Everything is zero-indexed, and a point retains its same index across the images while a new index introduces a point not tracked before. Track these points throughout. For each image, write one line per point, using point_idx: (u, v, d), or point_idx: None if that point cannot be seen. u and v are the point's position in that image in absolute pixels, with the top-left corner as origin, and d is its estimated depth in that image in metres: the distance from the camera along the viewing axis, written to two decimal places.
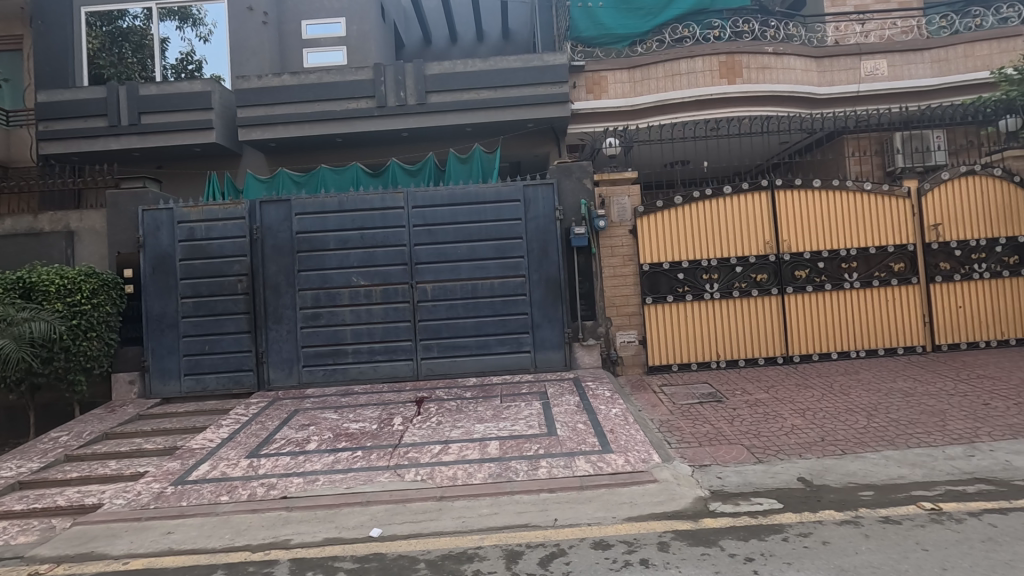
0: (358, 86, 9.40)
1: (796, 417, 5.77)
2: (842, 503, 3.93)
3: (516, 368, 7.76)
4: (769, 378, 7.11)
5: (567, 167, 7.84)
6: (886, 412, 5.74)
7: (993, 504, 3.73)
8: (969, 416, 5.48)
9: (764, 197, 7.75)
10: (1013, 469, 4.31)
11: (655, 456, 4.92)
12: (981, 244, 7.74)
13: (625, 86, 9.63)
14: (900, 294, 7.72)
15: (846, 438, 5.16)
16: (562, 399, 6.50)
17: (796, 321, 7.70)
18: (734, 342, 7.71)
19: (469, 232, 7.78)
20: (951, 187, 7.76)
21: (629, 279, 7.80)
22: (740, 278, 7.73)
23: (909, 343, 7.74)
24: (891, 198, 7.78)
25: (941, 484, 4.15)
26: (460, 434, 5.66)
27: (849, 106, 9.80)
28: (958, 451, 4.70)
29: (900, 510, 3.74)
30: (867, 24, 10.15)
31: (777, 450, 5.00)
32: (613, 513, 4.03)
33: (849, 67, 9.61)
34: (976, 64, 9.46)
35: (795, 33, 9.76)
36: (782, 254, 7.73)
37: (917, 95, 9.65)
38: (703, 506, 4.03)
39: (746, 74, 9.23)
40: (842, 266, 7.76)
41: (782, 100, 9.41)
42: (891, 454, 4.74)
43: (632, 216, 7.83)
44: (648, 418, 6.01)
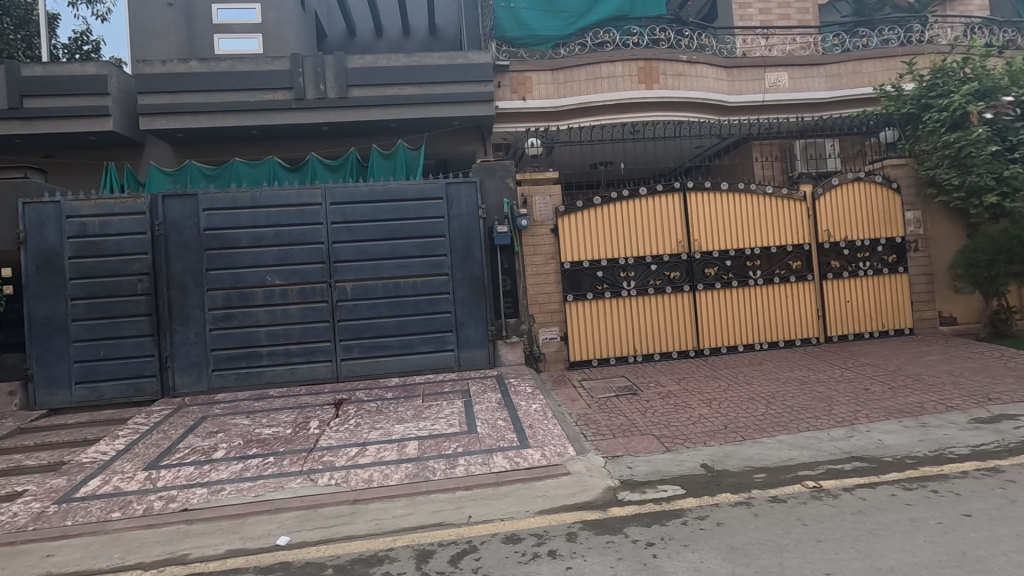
0: (274, 77, 8.97)
1: (703, 407, 6.11)
2: (738, 486, 4.21)
3: (440, 367, 7.72)
4: (681, 371, 7.49)
5: (490, 166, 7.88)
6: (782, 399, 6.21)
7: (865, 479, 4.12)
8: (852, 400, 6.02)
9: (677, 198, 8.14)
10: (884, 446, 4.78)
11: (570, 450, 5.06)
12: (866, 244, 8.51)
13: (549, 87, 9.80)
14: (796, 289, 8.35)
15: (746, 425, 5.52)
16: (484, 397, 6.55)
17: (706, 317, 8.15)
18: (650, 337, 8.05)
19: (390, 230, 7.66)
20: (841, 192, 8.50)
21: (551, 277, 7.95)
22: (655, 276, 8.09)
23: (805, 335, 8.39)
24: (789, 201, 8.40)
25: (824, 464, 4.54)
26: (379, 436, 5.56)
27: (755, 114, 10.48)
28: (840, 433, 5.16)
29: (787, 489, 4.06)
30: (771, 39, 10.91)
31: (684, 438, 5.28)
32: (527, 506, 4.11)
33: (755, 78, 10.28)
34: (863, 80, 10.36)
35: (708, 43, 10.26)
36: (693, 253, 8.15)
37: (813, 106, 10.47)
38: (612, 496, 4.19)
39: (663, 80, 9.64)
40: (747, 264, 8.28)
41: (695, 107, 9.92)
42: (784, 438, 5.13)
43: (554, 215, 7.99)
44: (566, 412, 6.16)
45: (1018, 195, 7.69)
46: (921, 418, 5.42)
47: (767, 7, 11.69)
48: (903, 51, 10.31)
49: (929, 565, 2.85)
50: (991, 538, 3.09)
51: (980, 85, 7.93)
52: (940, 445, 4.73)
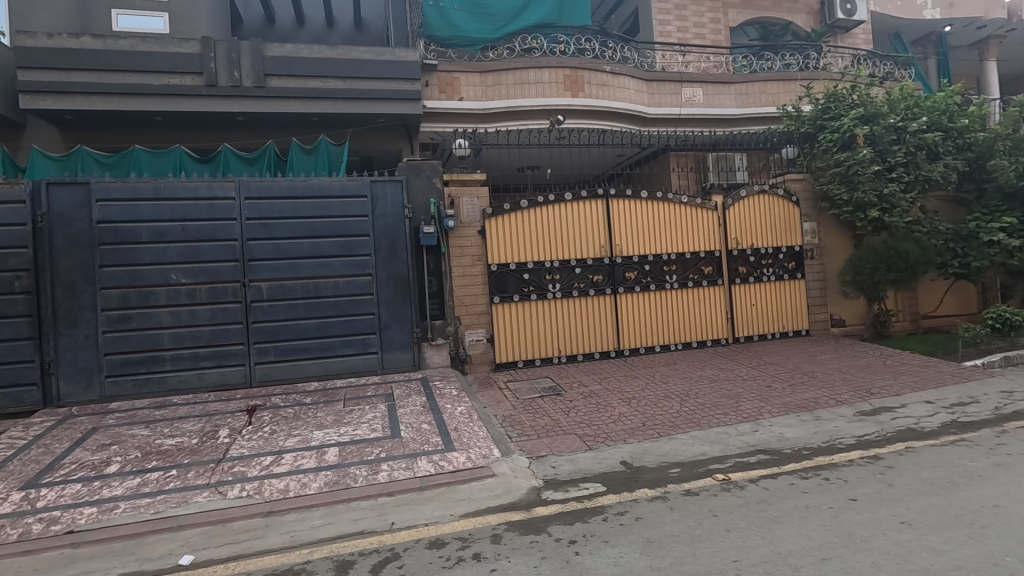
0: (182, 60, 8.32)
1: (623, 405, 6.34)
2: (655, 481, 4.40)
3: (363, 370, 7.48)
4: (603, 371, 7.72)
5: (417, 165, 7.76)
6: (695, 397, 6.57)
7: (768, 470, 4.44)
8: (756, 397, 6.48)
9: (601, 204, 8.42)
10: (784, 439, 5.18)
11: (495, 452, 5.08)
12: (769, 251, 9.19)
13: (477, 89, 9.79)
14: (708, 293, 8.87)
15: (663, 422, 5.79)
16: (408, 400, 6.42)
17: (627, 319, 8.47)
18: (574, 339, 8.25)
19: (311, 228, 7.34)
20: (748, 203, 9.14)
21: (478, 279, 7.95)
22: (579, 279, 8.29)
23: (715, 336, 8.93)
24: (702, 210, 8.92)
25: (732, 457, 4.85)
26: (296, 443, 5.30)
27: (673, 127, 11.03)
28: (746, 428, 5.53)
29: (699, 482, 4.29)
30: (687, 56, 11.56)
31: (605, 437, 5.45)
32: (451, 510, 4.07)
33: (672, 92, 10.85)
34: (768, 99, 11.21)
35: (630, 56, 10.70)
36: (615, 257, 8.45)
37: (725, 121, 11.18)
38: (536, 496, 4.25)
39: (587, 89, 9.93)
40: (664, 268, 8.69)
41: (618, 116, 10.29)
42: (697, 434, 5.43)
43: (481, 216, 8.00)
44: (492, 414, 6.18)
45: (896, 210, 8.55)
46: (815, 412, 5.92)
47: (684, 26, 12.37)
48: (801, 76, 11.27)
49: (822, 547, 3.11)
50: (873, 519, 3.42)
51: (865, 110, 8.80)
52: (831, 436, 5.19)
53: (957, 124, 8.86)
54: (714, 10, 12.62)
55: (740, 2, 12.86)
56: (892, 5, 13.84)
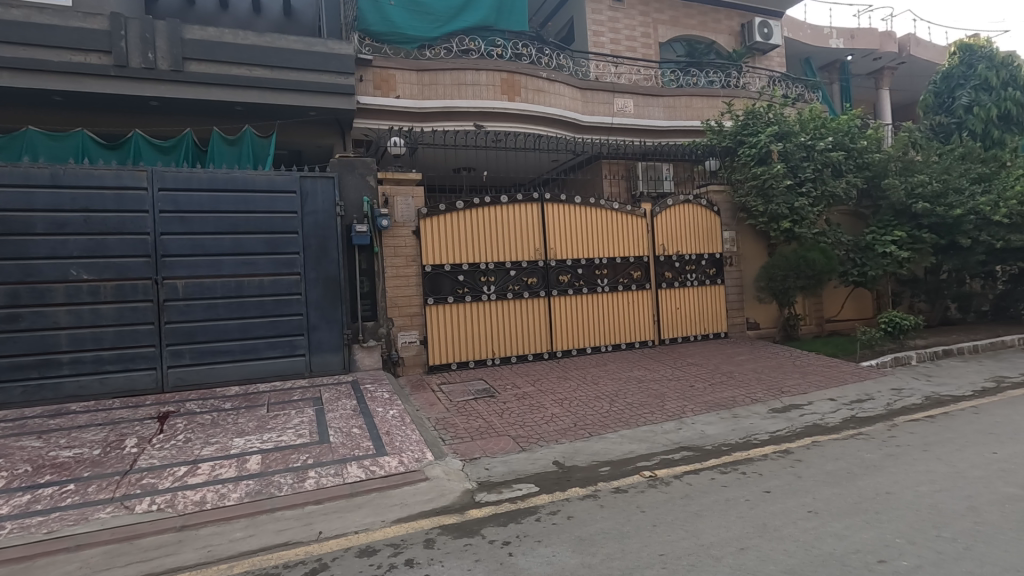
0: (88, 36, 7.61)
1: (555, 406, 6.45)
2: (587, 480, 4.51)
3: (288, 373, 7.15)
4: (536, 373, 7.82)
5: (350, 162, 7.54)
6: (624, 397, 6.79)
7: (691, 466, 4.67)
8: (680, 396, 6.80)
9: (536, 208, 8.54)
10: (706, 436, 5.46)
11: (428, 455, 5.02)
12: (692, 258, 9.67)
13: (413, 87, 9.63)
14: (636, 297, 9.21)
15: (593, 422, 5.95)
16: (337, 404, 6.21)
17: (560, 321, 8.62)
18: (508, 340, 8.30)
19: (233, 223, 6.94)
20: (674, 211, 9.60)
21: (412, 279, 7.82)
22: (513, 281, 8.35)
23: (643, 338, 9.28)
24: (631, 217, 9.25)
25: (658, 454, 5.05)
26: (214, 451, 4.99)
27: (605, 135, 11.35)
28: (671, 426, 5.80)
29: (628, 480, 4.44)
30: (619, 68, 12.02)
31: (538, 437, 5.53)
32: (382, 516, 3.98)
33: (605, 102, 11.18)
34: (693, 114, 11.80)
35: (565, 64, 10.95)
36: (549, 260, 8.59)
37: (654, 132, 11.65)
38: (470, 498, 4.23)
39: (524, 93, 10.03)
40: (596, 272, 8.93)
41: (552, 122, 10.47)
42: (625, 433, 5.62)
43: (416, 217, 7.88)
44: (425, 417, 6.10)
45: (805, 222, 9.24)
46: (733, 410, 6.29)
47: (617, 38, 12.81)
48: (723, 93, 11.96)
49: (741, 537, 3.30)
50: (784, 509, 3.67)
51: (779, 128, 9.49)
52: (747, 432, 5.53)
53: (857, 145, 9.71)
54: (645, 25, 13.15)
55: (669, 20, 13.46)
56: (803, 33, 15.01)
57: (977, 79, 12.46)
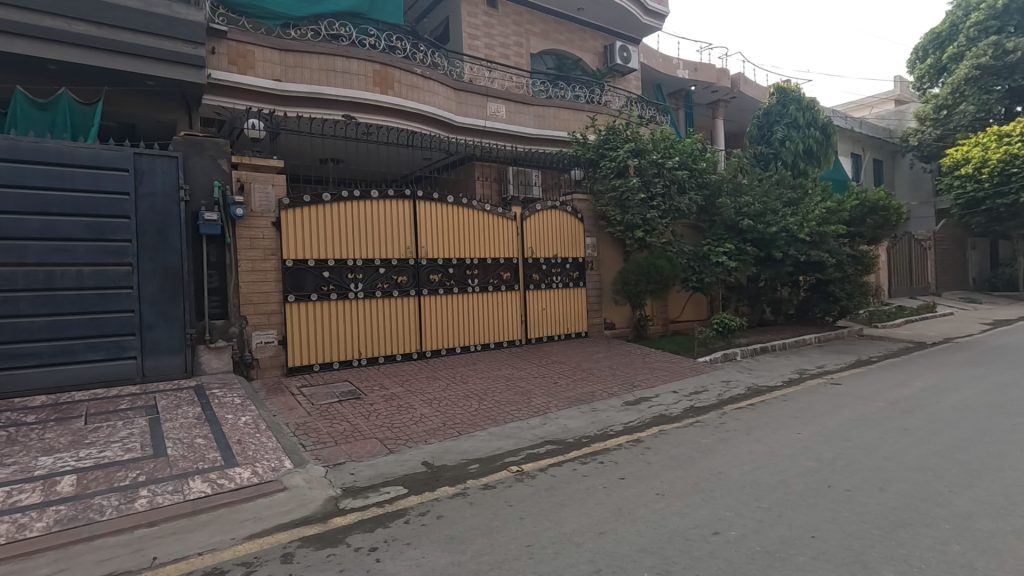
0: None
1: (424, 406, 6.38)
2: (456, 478, 4.52)
3: (115, 379, 6.21)
4: (405, 373, 7.66)
5: (197, 142, 6.79)
6: (492, 395, 6.93)
7: (554, 459, 4.90)
8: (545, 393, 7.11)
9: (407, 205, 8.39)
10: (568, 430, 5.77)
11: (287, 463, 4.68)
12: (558, 261, 10.17)
13: (275, 68, 8.92)
14: (505, 298, 9.46)
15: (462, 421, 5.99)
16: (177, 412, 5.52)
17: (430, 320, 8.54)
18: (376, 340, 8.02)
19: (43, 202, 5.86)
20: (542, 216, 10.04)
21: (270, 275, 7.25)
22: (383, 279, 8.11)
23: (511, 338, 9.53)
24: (502, 220, 9.51)
25: (525, 449, 5.24)
26: (11, 474, 4.15)
27: (479, 137, 11.49)
28: (536, 422, 6.05)
29: (496, 476, 4.53)
30: (492, 73, 12.34)
31: (406, 439, 5.44)
32: (232, 533, 3.61)
33: (478, 105, 11.36)
34: (561, 124, 12.43)
35: (440, 63, 10.98)
36: (420, 259, 8.48)
37: (525, 139, 12.04)
38: (333, 506, 4.02)
39: (397, 87, 9.78)
40: (466, 272, 9.01)
41: (427, 120, 10.35)
42: (493, 430, 5.75)
43: (276, 207, 7.31)
44: (282, 422, 5.67)
45: (654, 232, 10.19)
46: (592, 404, 6.72)
47: (491, 44, 13.06)
48: (588, 108, 12.77)
49: (599, 523, 3.53)
50: (636, 493, 4.01)
51: (635, 145, 10.40)
52: (604, 424, 5.95)
53: (698, 166, 10.92)
54: (518, 34, 13.57)
55: (540, 32, 14.02)
56: (656, 61, 16.56)
57: (789, 118, 14.77)
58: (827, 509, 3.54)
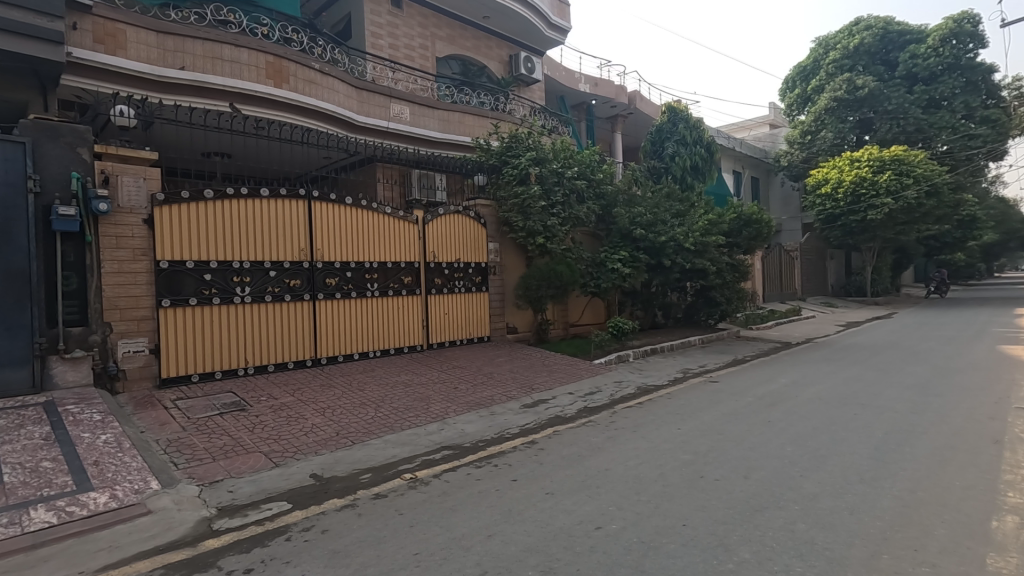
0: None
1: (316, 416, 6.10)
2: (345, 490, 4.36)
3: None
4: (297, 382, 7.28)
5: (52, 127, 6.05)
6: (389, 402, 6.78)
7: (450, 464, 4.88)
8: (444, 398, 7.08)
9: (302, 205, 8.01)
10: (465, 434, 5.78)
11: (154, 483, 4.28)
12: (460, 266, 10.18)
13: (152, 51, 8.14)
14: (406, 302, 9.31)
15: (356, 430, 5.80)
16: (19, 433, 4.84)
17: (326, 325, 8.20)
18: (265, 347, 7.55)
19: None
20: (445, 220, 10.01)
21: (141, 277, 6.60)
22: (273, 283, 7.66)
23: (412, 343, 9.40)
24: (403, 223, 9.36)
25: (420, 456, 5.17)
26: None
27: (381, 138, 11.23)
28: (434, 428, 6.00)
29: (388, 484, 4.44)
30: (396, 74, 12.24)
31: (295, 451, 5.18)
32: (82, 567, 3.23)
33: (381, 105, 11.11)
34: (465, 129, 12.47)
35: (340, 59, 10.65)
36: (315, 262, 8.11)
37: (429, 142, 11.95)
38: (205, 527, 3.72)
39: (293, 82, 9.30)
40: (366, 276, 8.76)
41: (325, 117, 9.93)
42: (388, 438, 5.63)
43: (148, 203, 6.67)
44: (151, 439, 5.17)
45: (555, 239, 10.48)
46: (490, 408, 6.79)
47: (395, 44, 12.83)
48: (492, 115, 12.93)
49: (489, 526, 3.57)
50: (526, 494, 4.10)
51: (537, 154, 10.68)
52: (501, 427, 6.04)
53: (597, 176, 11.43)
54: (423, 37, 13.44)
55: (446, 37, 13.98)
56: (559, 73, 17.14)
57: (679, 136, 15.89)
58: (699, 499, 3.84)
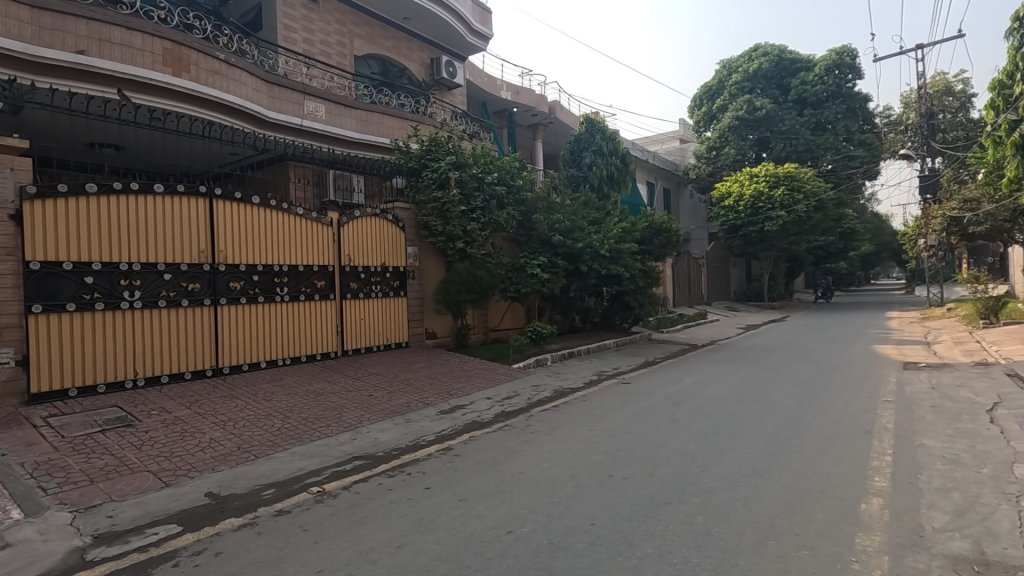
0: None
1: (216, 430, 5.69)
2: (244, 507, 4.08)
3: None
4: (195, 393, 6.75)
5: None
6: (299, 412, 6.45)
7: (361, 475, 4.72)
8: (358, 406, 6.85)
9: (203, 204, 7.49)
10: (378, 443, 5.62)
11: (15, 513, 3.79)
12: (378, 270, 9.92)
13: (26, 28, 7.23)
14: (319, 307, 8.93)
15: (260, 443, 5.47)
16: None
17: (229, 332, 7.68)
18: (159, 356, 6.94)
19: None
20: (362, 223, 9.72)
21: (6, 280, 5.85)
22: (168, 286, 7.08)
23: (325, 349, 9.02)
24: (316, 225, 8.99)
25: (329, 467, 4.95)
26: None
27: (294, 136, 10.72)
28: (346, 438, 5.78)
29: (293, 499, 4.21)
30: (311, 70, 11.77)
31: (189, 469, 4.79)
32: None
33: (293, 101, 10.61)
34: (384, 131, 12.20)
35: (248, 50, 10.12)
36: (217, 264, 7.60)
37: (347, 142, 11.57)
38: (77, 558, 3.34)
39: (194, 71, 8.65)
40: (274, 280, 8.31)
41: (231, 112, 9.28)
42: (295, 450, 5.36)
43: (16, 196, 5.96)
44: (14, 464, 4.58)
45: (475, 243, 10.49)
46: (406, 415, 6.65)
47: (309, 38, 12.33)
48: (411, 117, 12.76)
49: (398, 536, 3.48)
50: (439, 502, 4.04)
51: (457, 158, 10.65)
52: (416, 435, 5.93)
53: (515, 183, 11.51)
54: (341, 34, 13.03)
55: (365, 35, 13.63)
56: (480, 79, 17.23)
57: (596, 146, 16.45)
58: (607, 497, 3.95)
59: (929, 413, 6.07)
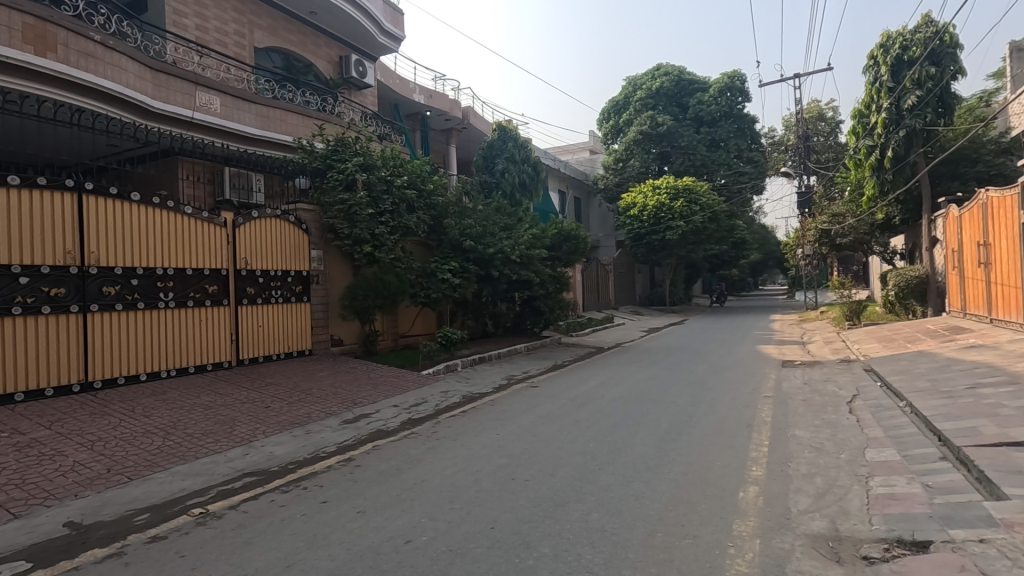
0: None
1: (81, 452, 5.09)
2: (111, 536, 3.68)
3: None
4: (57, 411, 6.01)
5: None
6: (183, 428, 5.94)
7: (251, 492, 4.42)
8: (252, 419, 6.43)
9: (71, 199, 6.72)
10: (273, 458, 5.30)
11: None
12: (278, 274, 9.40)
13: None
14: (209, 314, 8.30)
15: (135, 464, 4.97)
16: None
17: (101, 342, 6.93)
18: (13, 371, 6.10)
19: None
20: (261, 224, 9.18)
21: None
22: (25, 292, 6.27)
23: (217, 359, 8.39)
24: (208, 225, 8.36)
25: (215, 487, 4.59)
26: None
27: (183, 129, 9.79)
28: (235, 453, 5.40)
29: (170, 523, 3.86)
30: (204, 59, 10.96)
31: (46, 496, 4.25)
32: None
33: (183, 91, 9.78)
34: (287, 128, 11.63)
35: (129, 33, 9.20)
36: (87, 267, 6.85)
37: (244, 139, 10.72)
38: None
39: (61, 52, 7.63)
40: (157, 284, 7.63)
41: (108, 99, 8.24)
42: (177, 470, 4.93)
43: None
44: None
45: (384, 247, 10.23)
46: (306, 427, 6.32)
47: (202, 25, 11.47)
48: (316, 115, 12.26)
49: (288, 555, 3.29)
50: (335, 515, 3.88)
51: (364, 160, 10.36)
52: (315, 447, 5.66)
53: (426, 187, 11.33)
54: (239, 23, 12.25)
55: (267, 27, 12.92)
56: (392, 81, 16.91)
57: (509, 153, 16.67)
58: (507, 500, 3.99)
59: (800, 406, 6.71)
